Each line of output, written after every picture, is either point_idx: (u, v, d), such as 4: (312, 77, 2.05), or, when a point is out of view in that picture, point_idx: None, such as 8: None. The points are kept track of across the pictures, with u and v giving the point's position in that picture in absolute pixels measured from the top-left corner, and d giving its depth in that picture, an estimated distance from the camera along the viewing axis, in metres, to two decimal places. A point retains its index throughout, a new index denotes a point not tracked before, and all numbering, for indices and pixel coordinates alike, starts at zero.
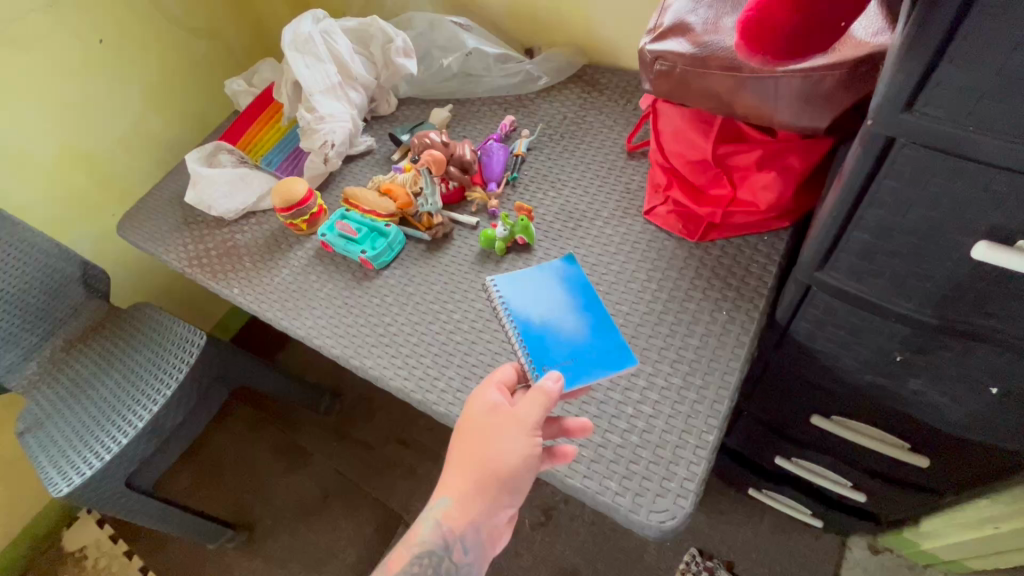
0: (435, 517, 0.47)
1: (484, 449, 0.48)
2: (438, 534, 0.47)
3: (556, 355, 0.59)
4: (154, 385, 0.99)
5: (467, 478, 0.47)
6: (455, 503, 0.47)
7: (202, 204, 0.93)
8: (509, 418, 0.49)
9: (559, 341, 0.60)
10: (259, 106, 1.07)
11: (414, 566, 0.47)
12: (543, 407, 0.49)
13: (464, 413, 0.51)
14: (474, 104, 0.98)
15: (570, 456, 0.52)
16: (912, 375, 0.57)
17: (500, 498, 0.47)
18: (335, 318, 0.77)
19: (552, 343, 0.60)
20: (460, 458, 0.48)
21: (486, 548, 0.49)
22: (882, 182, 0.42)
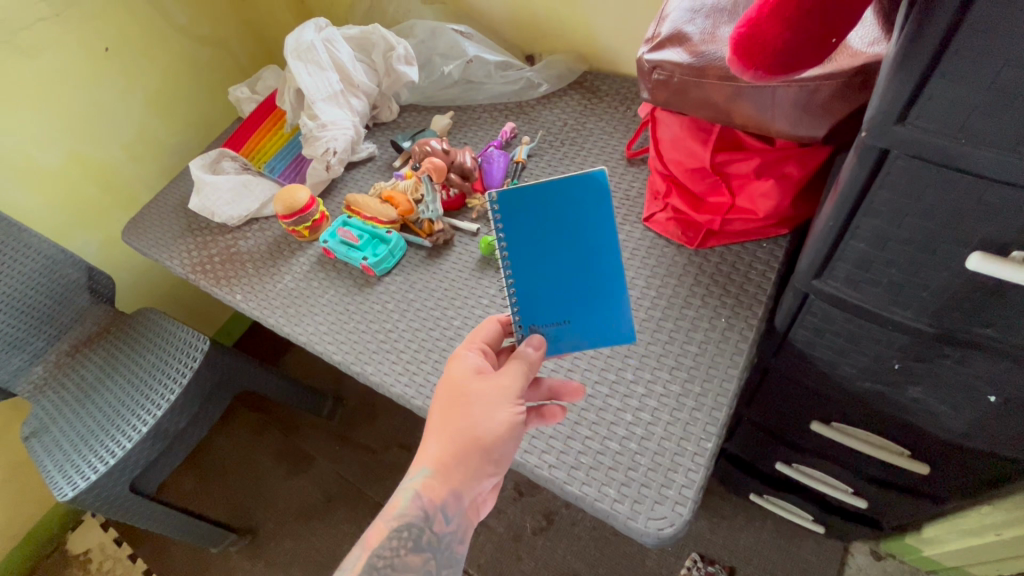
0: (414, 488, 0.47)
1: (465, 418, 0.48)
2: (417, 506, 0.46)
3: (550, 313, 0.51)
4: (157, 389, 1.00)
5: (448, 447, 0.47)
6: (436, 473, 0.47)
7: (206, 211, 0.94)
8: (490, 387, 0.49)
9: (559, 297, 0.50)
10: (262, 114, 1.08)
11: (392, 540, 0.45)
12: (525, 374, 0.50)
13: (443, 381, 0.51)
14: (475, 112, 0.99)
15: (558, 417, 0.56)
16: (910, 383, 0.57)
17: (482, 465, 0.48)
18: (336, 324, 0.78)
19: (550, 298, 0.50)
20: (440, 428, 0.48)
21: (465, 516, 0.49)
22: (878, 192, 0.42)
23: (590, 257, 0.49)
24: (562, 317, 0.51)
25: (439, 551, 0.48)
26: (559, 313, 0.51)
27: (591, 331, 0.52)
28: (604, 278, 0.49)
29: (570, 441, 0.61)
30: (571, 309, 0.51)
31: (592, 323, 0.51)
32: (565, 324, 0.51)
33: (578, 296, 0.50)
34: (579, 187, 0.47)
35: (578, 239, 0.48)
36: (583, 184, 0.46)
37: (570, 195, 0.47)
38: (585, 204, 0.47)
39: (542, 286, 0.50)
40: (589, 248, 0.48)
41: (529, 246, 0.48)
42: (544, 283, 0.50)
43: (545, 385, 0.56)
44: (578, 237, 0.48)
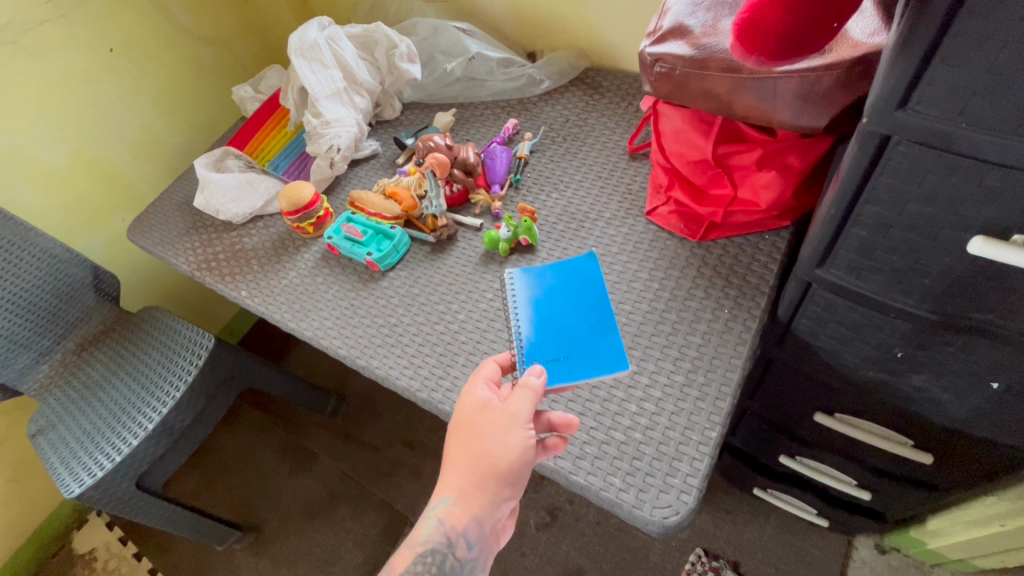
0: (437, 516, 0.48)
1: (480, 447, 0.48)
2: (440, 532, 0.48)
3: (547, 351, 0.60)
4: (163, 386, 1.01)
5: (465, 477, 0.48)
6: (456, 501, 0.48)
7: (211, 209, 0.95)
8: (500, 416, 0.50)
9: (557, 337, 0.61)
10: (266, 113, 1.08)
11: (418, 565, 0.48)
12: (533, 401, 0.50)
13: (456, 410, 0.52)
14: (477, 109, 0.99)
15: (561, 448, 0.55)
16: (914, 371, 0.57)
17: (500, 492, 0.48)
18: (341, 319, 0.78)
19: (548, 340, 0.61)
20: (456, 458, 0.49)
21: (488, 540, 0.50)
22: (879, 178, 0.42)
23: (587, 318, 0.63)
24: (559, 354, 0.60)
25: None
26: (557, 349, 0.60)
27: (587, 368, 0.59)
28: (601, 330, 0.62)
29: (575, 432, 0.61)
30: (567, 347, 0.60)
31: (586, 359, 0.60)
32: (561, 360, 0.59)
33: (572, 339, 0.61)
34: (575, 263, 0.68)
35: (574, 305, 0.64)
36: (578, 261, 0.68)
37: (572, 274, 0.67)
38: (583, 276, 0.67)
39: (546, 333, 0.61)
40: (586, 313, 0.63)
41: (537, 310, 0.64)
42: (546, 334, 0.61)
43: (546, 417, 0.55)
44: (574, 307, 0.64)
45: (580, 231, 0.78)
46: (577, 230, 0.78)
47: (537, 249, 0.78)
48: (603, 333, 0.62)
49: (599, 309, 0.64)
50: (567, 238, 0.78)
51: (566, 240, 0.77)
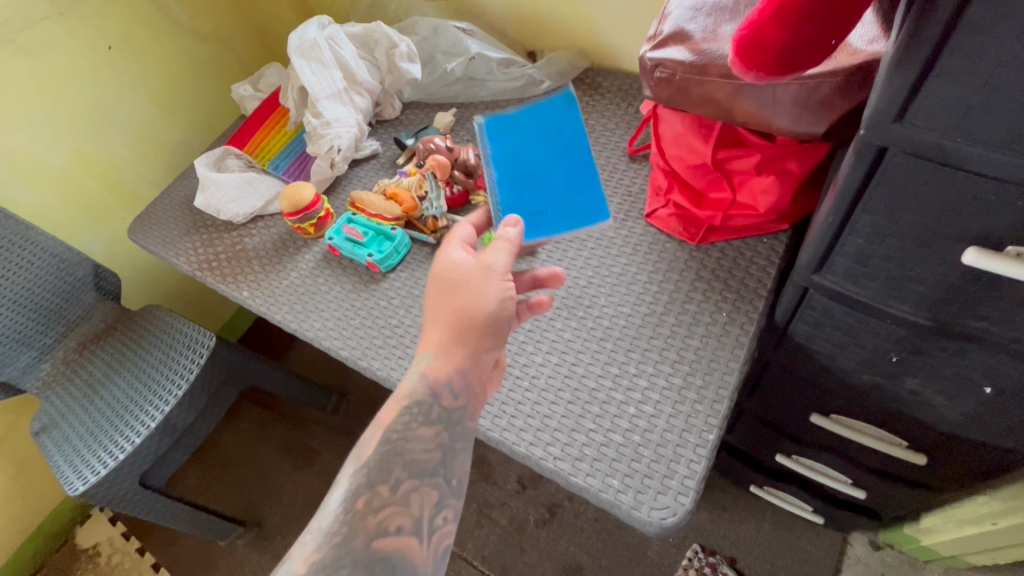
0: (421, 370, 0.49)
1: (461, 298, 0.51)
2: (425, 384, 0.48)
3: (525, 204, 0.60)
4: (165, 385, 1.01)
5: (446, 330, 0.51)
6: (439, 353, 0.50)
7: (211, 208, 0.95)
8: (478, 270, 0.53)
9: (536, 187, 0.60)
10: (266, 112, 1.08)
11: (404, 416, 0.46)
12: (510, 253, 0.54)
13: (431, 271, 0.54)
14: (477, 109, 0.99)
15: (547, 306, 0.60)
16: (908, 374, 0.58)
17: (482, 338, 0.51)
18: (343, 320, 0.79)
19: (525, 192, 0.60)
20: (437, 312, 0.51)
21: (473, 391, 0.52)
22: (876, 189, 0.43)
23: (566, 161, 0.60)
24: (538, 207, 0.60)
25: (452, 425, 0.49)
26: (535, 203, 0.60)
27: (565, 221, 0.60)
28: (581, 175, 0.60)
29: (575, 434, 0.62)
30: (546, 199, 0.60)
31: (564, 213, 0.60)
32: (539, 213, 0.60)
33: (551, 188, 0.60)
34: (551, 102, 0.61)
35: (553, 146, 0.61)
36: (554, 101, 0.61)
37: (549, 118, 0.61)
38: (561, 121, 0.61)
39: (522, 182, 0.61)
40: (566, 157, 0.60)
41: (512, 155, 0.61)
42: (524, 184, 0.61)
43: (530, 275, 0.60)
44: (554, 150, 0.60)
45: (580, 233, 0.78)
46: (577, 232, 0.78)
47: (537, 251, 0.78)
48: (584, 180, 0.60)
49: (579, 150, 0.60)
50: (567, 240, 0.78)
51: (566, 243, 0.78)
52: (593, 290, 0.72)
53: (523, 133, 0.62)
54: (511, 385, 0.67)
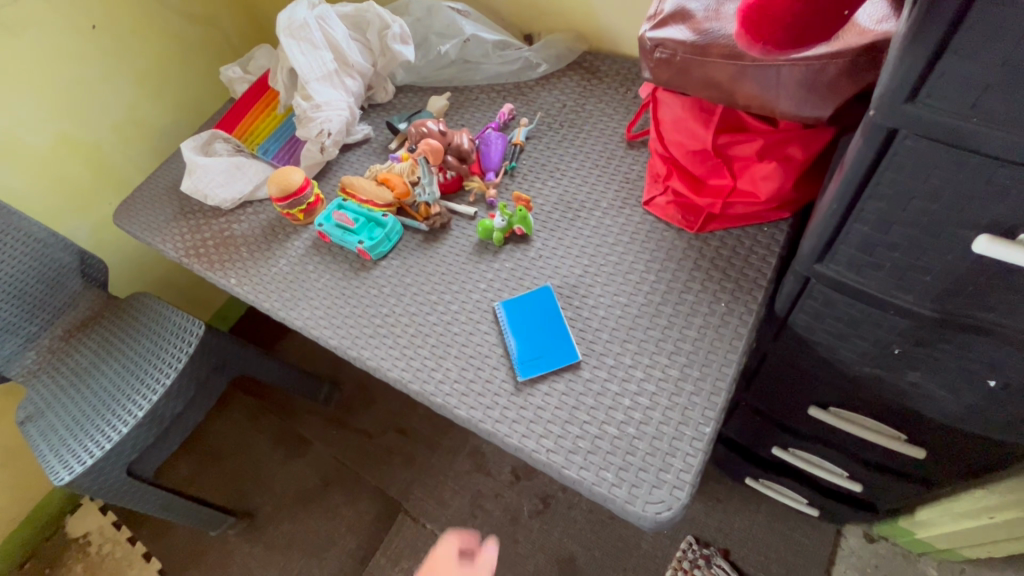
0: None
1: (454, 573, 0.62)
2: None
3: (525, 359, 0.65)
4: (152, 374, 1.00)
5: None
6: None
7: (199, 193, 0.93)
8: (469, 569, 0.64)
9: (530, 351, 0.66)
10: (255, 94, 1.05)
11: None
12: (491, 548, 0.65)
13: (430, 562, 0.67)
14: (472, 93, 0.97)
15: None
16: (910, 367, 0.57)
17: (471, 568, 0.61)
18: (332, 309, 0.77)
19: (522, 351, 0.66)
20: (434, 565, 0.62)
21: None
22: (883, 174, 0.41)
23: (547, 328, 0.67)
24: (533, 355, 0.65)
25: None
26: (532, 361, 0.65)
27: (554, 359, 0.64)
28: (559, 335, 0.66)
29: (568, 426, 0.60)
30: (534, 343, 0.66)
31: (552, 357, 0.64)
32: (537, 361, 0.65)
33: (541, 346, 0.66)
34: (532, 297, 0.70)
35: (540, 329, 0.67)
36: (533, 294, 0.70)
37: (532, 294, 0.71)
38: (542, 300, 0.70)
39: (520, 354, 0.66)
40: (546, 316, 0.68)
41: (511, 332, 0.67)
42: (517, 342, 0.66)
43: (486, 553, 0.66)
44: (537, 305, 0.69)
45: (576, 221, 0.76)
46: (573, 220, 0.76)
47: (532, 239, 0.76)
48: (560, 335, 0.66)
49: (557, 332, 0.66)
50: (563, 228, 0.76)
51: (562, 230, 0.76)
52: (589, 279, 0.70)
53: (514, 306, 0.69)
54: (504, 375, 0.65)
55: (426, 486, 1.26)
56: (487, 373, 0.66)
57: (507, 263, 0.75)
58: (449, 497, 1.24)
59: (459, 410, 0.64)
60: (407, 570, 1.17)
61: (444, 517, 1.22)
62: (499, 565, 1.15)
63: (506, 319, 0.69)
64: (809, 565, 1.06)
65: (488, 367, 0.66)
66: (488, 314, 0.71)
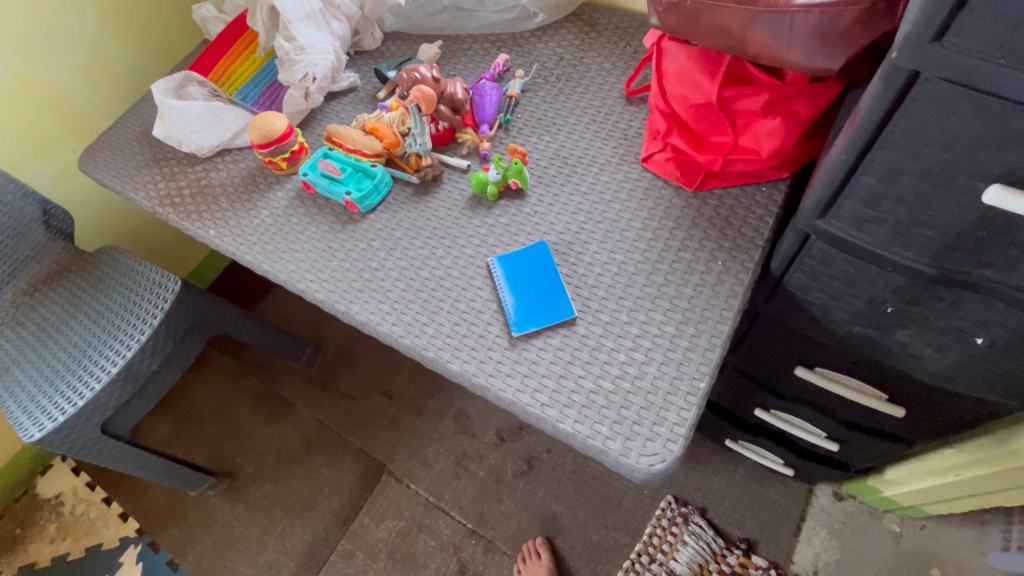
0: None
1: None
2: None
3: (519, 315, 0.64)
4: (127, 331, 0.96)
5: None
6: None
7: (172, 138, 0.87)
8: None
9: (525, 306, 0.64)
10: (231, 37, 0.98)
11: None
12: None
13: None
14: (465, 42, 0.92)
15: None
16: (900, 326, 0.57)
17: None
18: (319, 262, 0.74)
19: (516, 308, 0.64)
20: None
21: None
22: (898, 122, 0.40)
23: (542, 283, 0.65)
24: (528, 310, 0.64)
25: None
26: (526, 317, 0.64)
27: (549, 315, 0.63)
28: (554, 291, 0.65)
29: (563, 381, 0.60)
30: (529, 299, 0.65)
31: (547, 312, 0.64)
32: (530, 317, 0.64)
33: (536, 301, 0.64)
34: (528, 253, 0.68)
35: (535, 285, 0.66)
36: (529, 250, 0.68)
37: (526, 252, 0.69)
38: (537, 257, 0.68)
39: (514, 310, 0.64)
40: (541, 272, 0.66)
41: (505, 289, 0.66)
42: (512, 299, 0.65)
43: None
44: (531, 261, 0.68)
45: (573, 177, 0.75)
46: (569, 175, 0.75)
47: (527, 194, 0.74)
48: (556, 291, 0.65)
49: (552, 288, 0.65)
50: (558, 184, 0.74)
51: (558, 187, 0.74)
52: (585, 236, 0.69)
53: (509, 264, 0.68)
54: (499, 331, 0.64)
55: (411, 447, 1.27)
56: (481, 328, 0.65)
57: (501, 219, 0.73)
58: (434, 458, 1.25)
59: (452, 365, 0.63)
60: (392, 528, 1.19)
61: (429, 478, 1.23)
62: (483, 523, 1.18)
63: (501, 276, 0.67)
64: (781, 522, 1.10)
65: (482, 323, 0.65)
66: (483, 271, 0.69)
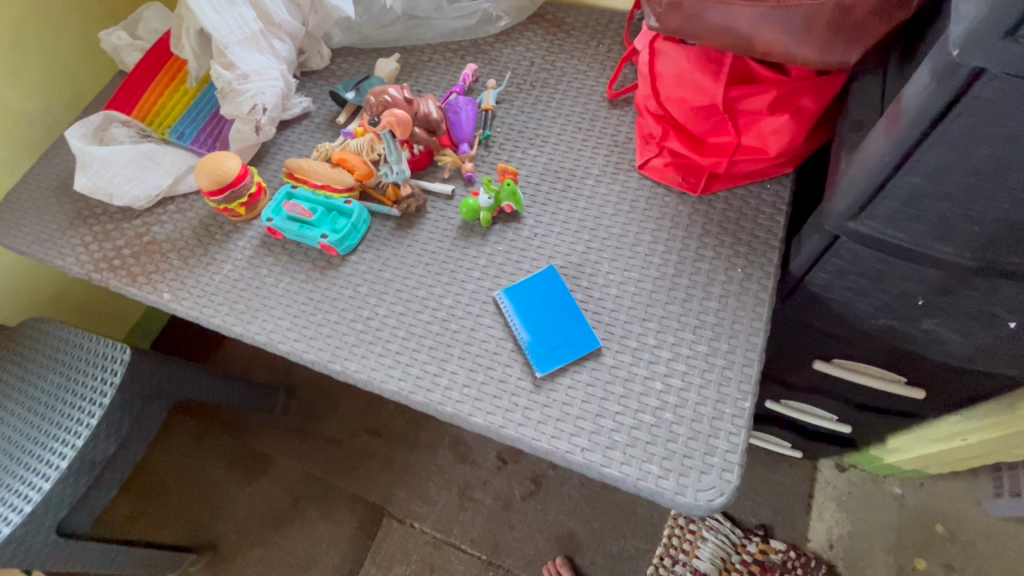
0: None
1: None
2: None
3: (540, 350, 0.59)
4: (72, 416, 0.84)
5: None
6: None
7: (100, 192, 0.75)
8: None
9: (545, 341, 0.59)
10: (153, 66, 0.86)
11: None
12: None
13: None
14: (424, 53, 0.85)
15: None
16: (927, 317, 0.56)
17: None
18: (302, 318, 0.66)
19: (536, 343, 0.59)
20: None
21: None
22: (955, 120, 0.37)
23: (561, 313, 0.61)
24: (550, 344, 0.59)
25: None
26: (548, 351, 0.59)
27: (573, 347, 0.59)
28: (574, 320, 0.60)
29: (600, 420, 0.55)
30: (549, 332, 0.60)
31: (571, 345, 0.59)
32: (553, 351, 0.58)
33: (556, 333, 0.59)
34: (538, 281, 0.63)
35: (553, 316, 0.61)
36: (539, 278, 0.63)
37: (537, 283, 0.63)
38: (549, 287, 0.62)
39: (534, 346, 0.59)
40: (557, 302, 0.61)
41: (522, 324, 0.61)
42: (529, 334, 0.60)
43: None
44: (544, 291, 0.62)
45: (568, 191, 0.70)
46: (564, 190, 0.70)
47: (522, 216, 0.69)
48: (575, 321, 0.60)
49: (572, 316, 0.60)
50: (555, 201, 0.69)
51: (555, 204, 0.69)
52: (594, 256, 0.64)
53: (520, 297, 0.62)
54: (520, 372, 0.59)
55: (409, 485, 1.19)
56: (500, 372, 0.59)
57: (499, 247, 0.67)
58: (436, 493, 1.18)
59: (475, 418, 0.57)
60: None
61: (433, 514, 1.16)
62: (498, 553, 1.12)
63: (510, 310, 0.62)
64: (792, 502, 1.12)
65: (500, 366, 0.59)
66: (491, 306, 0.63)
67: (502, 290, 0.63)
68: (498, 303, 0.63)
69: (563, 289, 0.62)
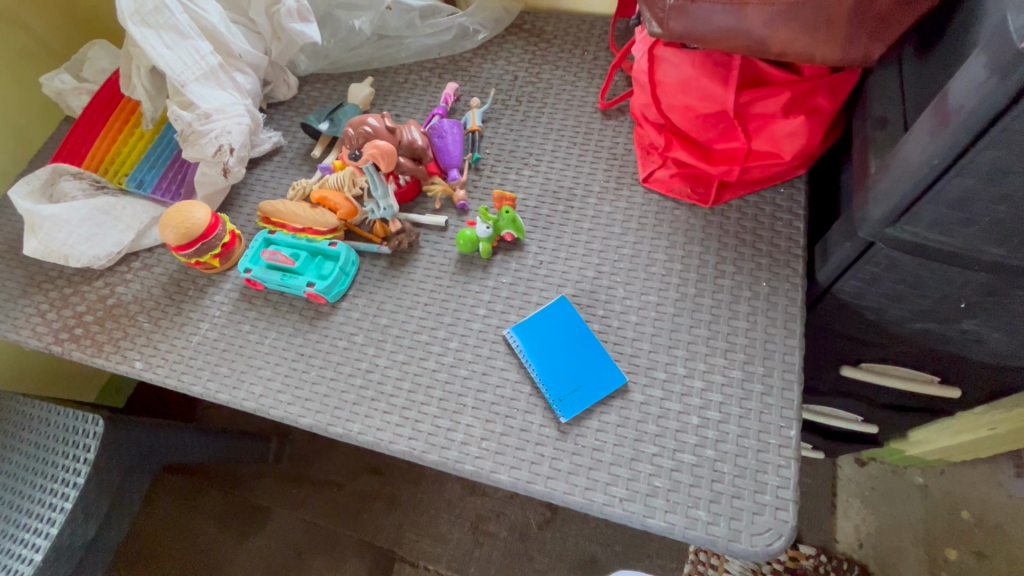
0: None
1: None
2: None
3: (562, 391, 0.54)
4: (43, 501, 0.75)
5: None
6: None
7: (54, 254, 0.68)
8: None
9: (565, 380, 0.54)
10: (102, 111, 0.78)
11: None
12: None
13: None
14: (399, 74, 0.80)
15: None
16: (969, 318, 0.53)
17: None
18: (294, 377, 0.59)
19: (556, 384, 0.54)
20: None
21: None
22: (1019, 117, 0.34)
23: (579, 348, 0.56)
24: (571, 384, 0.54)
25: None
26: (571, 391, 0.53)
27: (598, 384, 0.54)
28: (594, 354, 0.55)
29: (637, 465, 0.50)
30: (568, 370, 0.54)
31: (594, 382, 0.54)
32: (578, 391, 0.53)
33: (578, 369, 0.55)
34: (550, 315, 0.58)
35: (571, 351, 0.56)
36: (551, 311, 0.58)
37: (550, 318, 0.58)
38: (564, 321, 0.57)
39: (554, 387, 0.54)
40: (573, 336, 0.56)
41: (537, 363, 0.55)
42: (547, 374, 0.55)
43: None
44: (558, 326, 0.57)
45: (570, 212, 0.65)
46: (566, 211, 0.65)
47: (524, 244, 0.64)
48: (596, 354, 0.55)
49: (592, 350, 0.56)
50: (557, 224, 0.64)
51: (557, 228, 0.64)
52: (607, 281, 0.60)
53: (534, 333, 0.57)
54: (542, 419, 0.54)
55: (418, 525, 1.12)
56: (521, 421, 0.54)
57: (503, 279, 0.62)
58: (448, 530, 1.12)
59: (499, 476, 0.51)
60: None
61: (447, 553, 1.10)
62: None
63: (523, 350, 0.56)
64: (816, 503, 1.09)
65: (519, 413, 0.54)
66: (501, 346, 0.58)
67: (513, 328, 0.58)
68: (510, 342, 0.57)
69: (579, 323, 0.57)
